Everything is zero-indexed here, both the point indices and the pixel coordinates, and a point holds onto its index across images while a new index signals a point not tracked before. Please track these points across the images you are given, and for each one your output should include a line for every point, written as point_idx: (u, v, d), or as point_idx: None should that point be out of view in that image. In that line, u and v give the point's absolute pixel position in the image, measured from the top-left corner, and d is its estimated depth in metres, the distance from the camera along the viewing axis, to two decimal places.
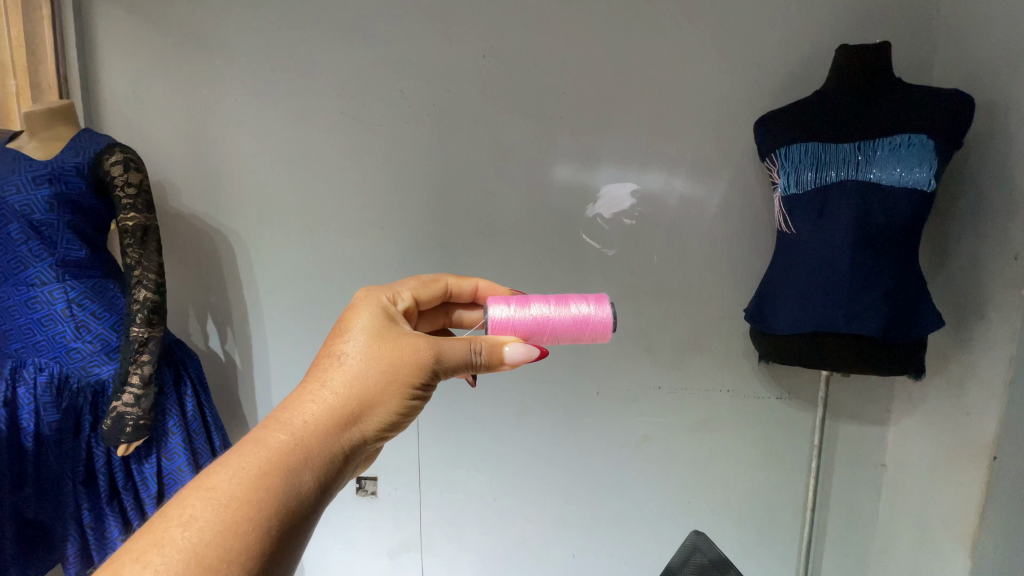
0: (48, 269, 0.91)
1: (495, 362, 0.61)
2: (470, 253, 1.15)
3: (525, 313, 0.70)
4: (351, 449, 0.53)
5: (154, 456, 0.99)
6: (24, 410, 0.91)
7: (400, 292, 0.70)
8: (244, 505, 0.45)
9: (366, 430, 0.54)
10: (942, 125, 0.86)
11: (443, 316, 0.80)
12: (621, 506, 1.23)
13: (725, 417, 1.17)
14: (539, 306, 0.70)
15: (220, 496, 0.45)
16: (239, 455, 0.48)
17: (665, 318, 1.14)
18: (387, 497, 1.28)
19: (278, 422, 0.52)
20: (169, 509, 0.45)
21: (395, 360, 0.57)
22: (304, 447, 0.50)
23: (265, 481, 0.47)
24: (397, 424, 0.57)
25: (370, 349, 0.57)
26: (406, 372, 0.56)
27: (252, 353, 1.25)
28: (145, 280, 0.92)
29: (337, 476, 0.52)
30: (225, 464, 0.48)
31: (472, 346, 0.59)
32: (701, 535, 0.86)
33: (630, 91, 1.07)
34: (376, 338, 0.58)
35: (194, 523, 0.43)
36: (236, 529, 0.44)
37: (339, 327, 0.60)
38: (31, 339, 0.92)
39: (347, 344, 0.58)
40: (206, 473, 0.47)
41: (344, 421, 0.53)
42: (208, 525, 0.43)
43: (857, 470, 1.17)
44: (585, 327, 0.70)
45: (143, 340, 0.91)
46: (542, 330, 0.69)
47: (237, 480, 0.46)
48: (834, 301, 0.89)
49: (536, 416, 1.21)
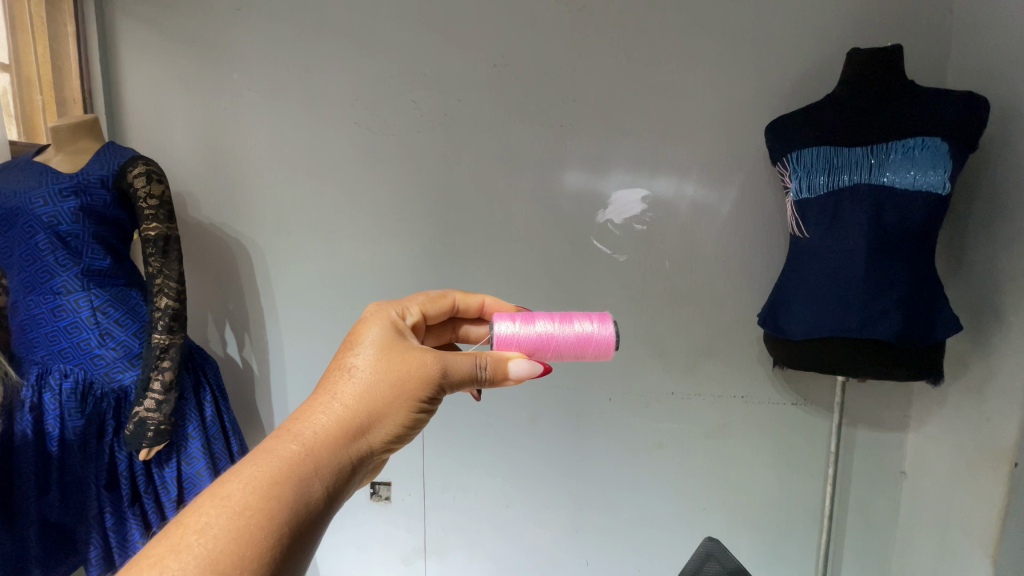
0: (73, 278, 0.93)
1: (499, 378, 0.61)
2: (482, 257, 1.16)
3: (529, 329, 0.70)
4: (359, 460, 0.54)
5: (174, 461, 1.01)
6: (49, 416, 0.92)
7: (409, 307, 0.71)
8: (255, 513, 0.46)
9: (374, 442, 0.55)
10: (956, 128, 0.85)
11: (450, 330, 0.81)
12: (635, 510, 1.22)
13: (739, 422, 1.16)
14: (543, 322, 0.71)
15: (233, 504, 0.46)
16: (251, 464, 0.49)
17: (676, 324, 1.14)
18: (401, 503, 1.29)
19: (290, 433, 0.53)
20: (185, 516, 0.46)
21: (403, 373, 0.58)
22: (314, 457, 0.51)
23: (276, 490, 0.48)
24: (404, 436, 0.58)
25: (379, 362, 0.58)
26: (413, 386, 0.57)
27: (267, 357, 1.27)
28: (166, 288, 0.94)
29: (345, 486, 0.53)
30: (238, 473, 0.49)
31: (478, 360, 0.60)
32: (715, 542, 0.86)
33: (639, 97, 1.07)
34: (385, 351, 0.59)
35: (209, 530, 0.44)
36: (249, 537, 0.45)
37: (350, 340, 0.61)
38: (56, 346, 0.94)
39: (357, 357, 0.59)
40: (220, 482, 0.48)
41: (352, 432, 0.54)
42: (222, 533, 0.44)
43: (875, 475, 1.15)
44: (588, 345, 0.71)
45: (164, 347, 0.93)
46: (546, 346, 0.70)
47: (250, 489, 0.47)
48: (850, 303, 0.89)
49: (549, 421, 1.21)
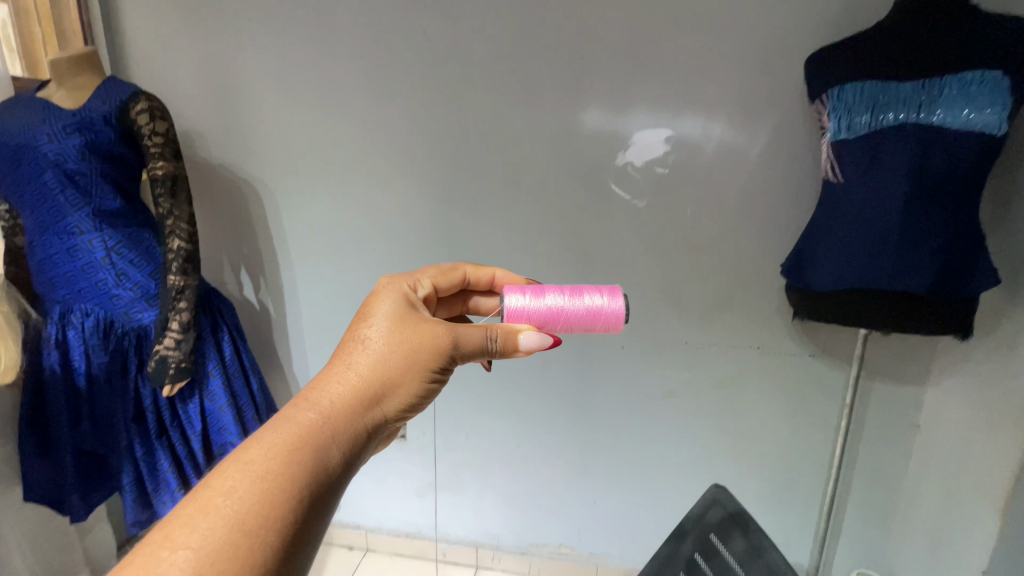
0: (85, 218, 0.93)
1: (509, 350, 0.63)
2: (495, 202, 1.13)
3: (539, 302, 0.69)
4: (374, 427, 0.55)
5: (197, 397, 1.05)
6: (74, 352, 0.95)
7: (421, 279, 0.70)
8: (279, 476, 0.47)
9: (389, 410, 0.56)
10: (1020, 61, 0.77)
11: (459, 305, 0.80)
12: (643, 454, 1.25)
13: (753, 372, 1.15)
14: (553, 295, 0.70)
15: (256, 468, 0.47)
16: (272, 430, 0.50)
17: (695, 273, 1.11)
18: (415, 440, 1.34)
19: (308, 402, 0.54)
20: (210, 480, 0.46)
21: (416, 344, 0.58)
22: (333, 424, 0.52)
23: (298, 455, 0.49)
24: (417, 406, 0.59)
25: (392, 334, 0.59)
26: (426, 356, 0.58)
27: (283, 300, 1.29)
28: (177, 229, 0.94)
29: (362, 452, 0.54)
30: (259, 438, 0.49)
31: (488, 332, 0.61)
32: (720, 489, 0.87)
33: (667, 26, 0.98)
34: (397, 323, 0.60)
35: (235, 492, 0.45)
36: (274, 498, 0.45)
37: (362, 313, 0.62)
38: (74, 285, 0.95)
39: (370, 329, 0.60)
40: (243, 447, 0.49)
41: (368, 400, 0.55)
42: (248, 495, 0.45)
43: (887, 429, 1.15)
44: (598, 318, 0.70)
45: (180, 288, 0.94)
46: (555, 319, 0.69)
47: (271, 454, 0.48)
48: (881, 255, 0.84)
49: (560, 367, 1.21)
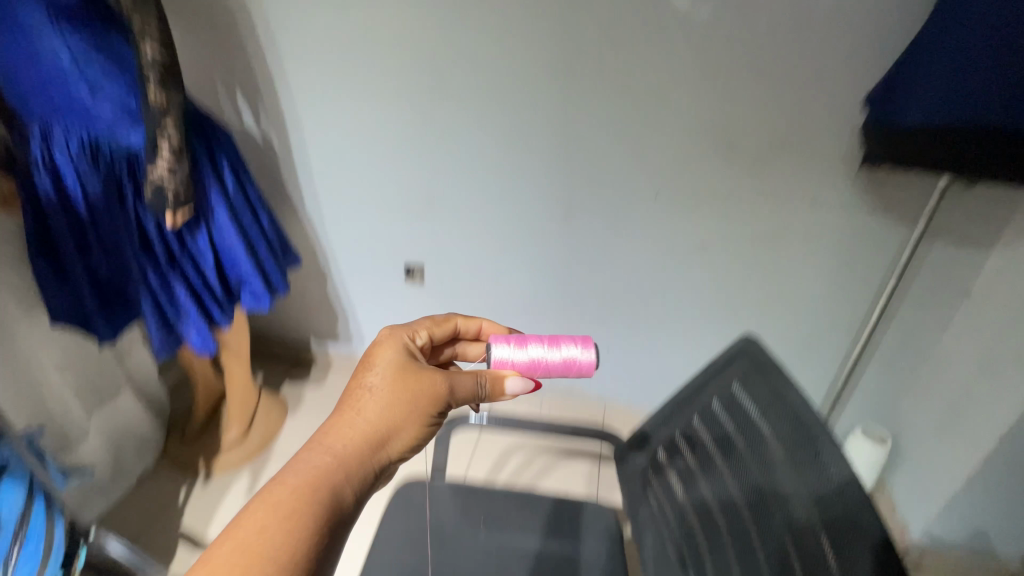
0: (38, 14, 0.79)
1: (497, 393, 0.63)
2: (520, 11, 0.93)
3: (520, 353, 0.66)
4: (381, 467, 0.56)
5: (204, 228, 1.02)
6: (66, 177, 0.89)
7: (418, 330, 0.67)
8: (298, 525, 0.48)
9: (394, 451, 0.56)
10: None
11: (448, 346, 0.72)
12: (665, 308, 1.22)
13: (799, 227, 1.04)
14: (534, 346, 0.66)
15: (275, 518, 0.48)
16: (286, 477, 0.51)
17: (753, 110, 0.94)
18: (433, 285, 1.33)
19: (317, 448, 0.54)
20: (234, 526, 0.48)
21: (417, 391, 0.58)
22: (343, 469, 0.53)
23: (313, 502, 0.50)
24: (420, 445, 0.59)
25: (394, 380, 0.58)
26: (426, 402, 0.58)
27: (288, 133, 1.18)
28: (148, 33, 0.81)
29: (371, 491, 0.55)
30: (275, 485, 0.50)
31: (478, 378, 0.61)
32: (748, 340, 0.53)
33: None
34: (399, 371, 0.58)
35: (259, 541, 0.47)
36: (294, 545, 0.47)
37: (363, 362, 0.60)
38: (47, 99, 0.85)
39: (371, 375, 0.58)
40: (259, 495, 0.50)
41: (374, 443, 0.55)
42: (272, 543, 0.47)
43: (932, 291, 1.06)
44: (574, 370, 0.66)
45: (163, 106, 0.84)
46: (532, 371, 0.66)
47: (289, 503, 0.49)
48: (1003, 79, 0.67)
49: (586, 217, 1.13)
